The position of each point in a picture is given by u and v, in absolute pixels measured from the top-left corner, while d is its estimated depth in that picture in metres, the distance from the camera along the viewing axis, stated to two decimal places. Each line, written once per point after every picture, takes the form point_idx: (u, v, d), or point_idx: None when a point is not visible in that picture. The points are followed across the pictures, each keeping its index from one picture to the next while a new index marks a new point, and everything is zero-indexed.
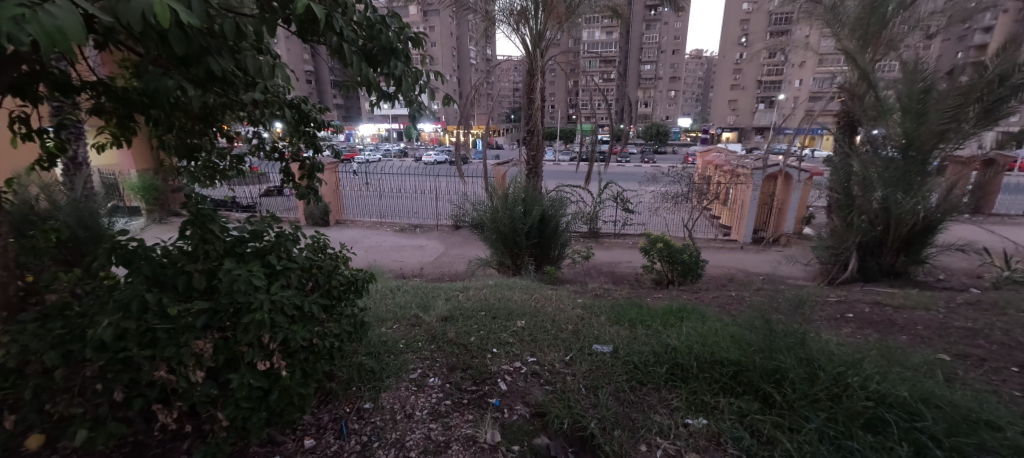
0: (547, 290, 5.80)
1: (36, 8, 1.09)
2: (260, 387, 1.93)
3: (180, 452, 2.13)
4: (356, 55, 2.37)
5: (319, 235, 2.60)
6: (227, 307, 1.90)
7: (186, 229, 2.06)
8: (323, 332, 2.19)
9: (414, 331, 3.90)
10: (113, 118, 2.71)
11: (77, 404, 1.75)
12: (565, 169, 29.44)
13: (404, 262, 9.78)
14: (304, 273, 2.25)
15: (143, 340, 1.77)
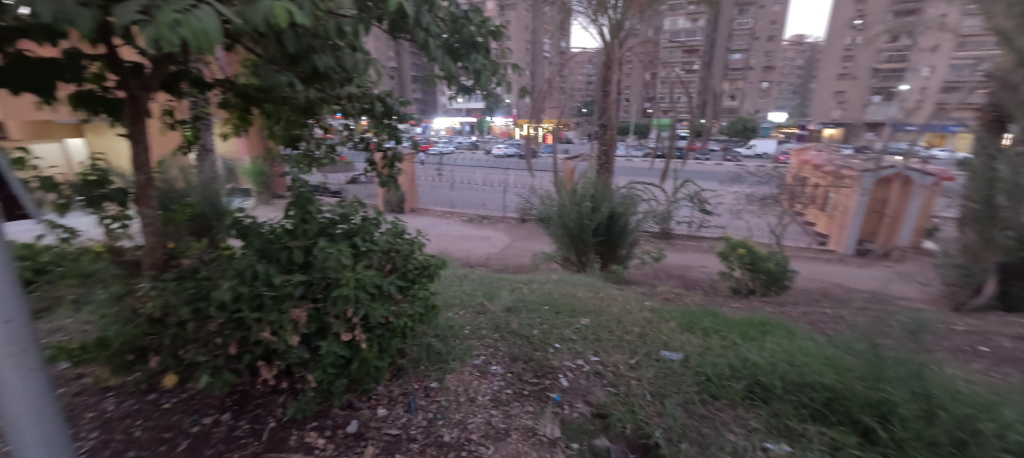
0: (612, 289, 5.64)
1: (186, 13, 1.25)
2: (344, 356, 2.11)
3: (276, 405, 2.40)
4: (439, 50, 2.48)
5: (399, 219, 2.75)
6: (320, 280, 2.10)
7: (291, 210, 2.35)
8: (399, 312, 2.33)
9: (479, 319, 4.02)
10: (235, 110, 3.11)
11: (202, 353, 2.07)
12: (638, 165, 28.24)
13: (472, 252, 10.07)
14: (384, 256, 2.41)
15: (253, 304, 2.02)
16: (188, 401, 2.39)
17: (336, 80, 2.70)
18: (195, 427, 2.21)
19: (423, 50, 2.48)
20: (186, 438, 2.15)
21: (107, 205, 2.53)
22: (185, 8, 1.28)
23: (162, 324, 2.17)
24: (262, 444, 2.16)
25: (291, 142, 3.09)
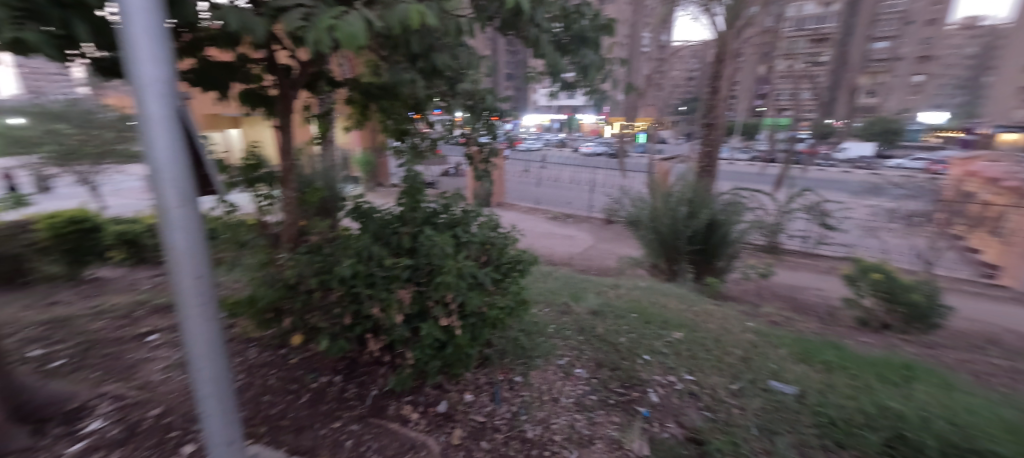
0: (708, 304, 5.20)
1: (340, 19, 1.40)
2: (441, 340, 2.22)
3: (378, 375, 2.62)
4: (548, 46, 2.47)
5: (494, 212, 2.80)
6: (424, 266, 2.24)
7: (402, 199, 2.58)
8: (492, 304, 2.39)
9: (563, 318, 3.98)
10: (356, 106, 3.43)
11: (325, 319, 2.34)
12: (744, 170, 25.66)
13: (556, 250, 10.03)
14: (481, 248, 2.48)
15: (367, 281, 2.21)
16: (308, 360, 2.73)
17: (447, 78, 2.85)
18: (313, 384, 2.52)
19: (534, 46, 2.53)
20: (306, 392, 2.45)
21: (259, 185, 3.02)
22: (339, 14, 1.44)
23: (293, 291, 2.49)
24: (365, 408, 2.38)
25: (399, 136, 3.31)
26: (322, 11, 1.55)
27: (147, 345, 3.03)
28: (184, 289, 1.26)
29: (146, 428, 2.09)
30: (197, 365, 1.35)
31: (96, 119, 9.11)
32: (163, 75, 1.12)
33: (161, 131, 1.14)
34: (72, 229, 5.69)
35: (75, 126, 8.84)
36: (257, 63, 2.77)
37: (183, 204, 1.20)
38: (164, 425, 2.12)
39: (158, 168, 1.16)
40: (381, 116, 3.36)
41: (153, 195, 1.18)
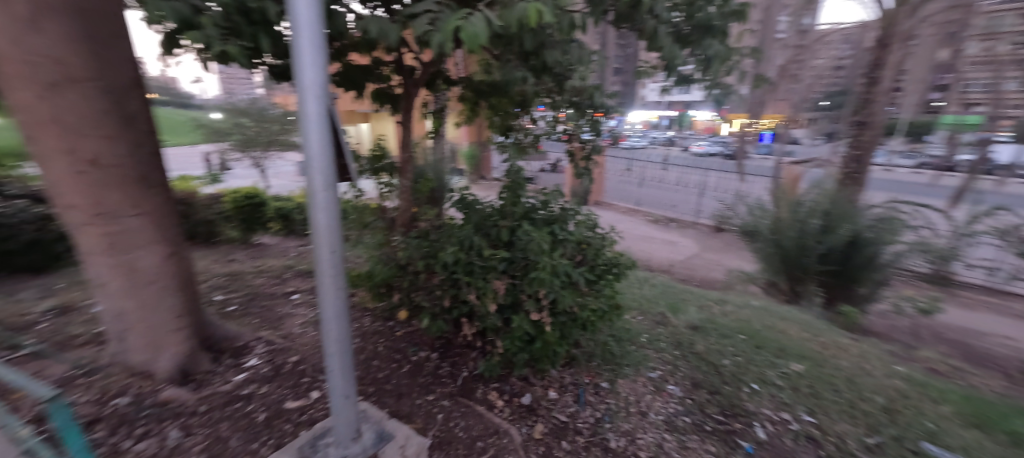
0: (839, 335, 4.47)
1: (465, 21, 1.46)
2: (531, 333, 2.25)
3: (469, 358, 2.76)
4: (667, 38, 2.33)
5: (593, 211, 2.72)
6: (520, 259, 2.28)
7: (503, 193, 2.62)
8: (584, 304, 2.34)
9: (659, 329, 3.78)
10: (467, 103, 3.61)
11: (427, 300, 2.53)
12: (902, 181, 21.33)
13: (654, 254, 9.55)
14: (578, 247, 2.44)
15: (466, 269, 2.33)
16: (410, 334, 2.99)
17: (556, 75, 2.85)
18: (413, 357, 2.74)
19: (651, 40, 2.42)
20: (407, 363, 2.68)
21: (382, 174, 3.39)
22: (464, 16, 1.52)
23: (403, 270, 2.74)
24: (456, 387, 2.52)
25: (504, 131, 3.43)
26: (446, 14, 1.66)
27: (290, 302, 3.61)
28: (322, 258, 1.48)
29: (285, 371, 2.47)
30: (325, 324, 1.58)
31: (265, 114, 11.03)
32: (318, 76, 1.32)
33: (314, 123, 1.35)
34: (245, 203, 7.00)
35: (251, 120, 10.82)
36: (387, 64, 3.09)
37: (326, 186, 1.42)
38: (298, 371, 2.48)
39: (310, 154, 1.38)
40: (489, 113, 3.49)
41: (304, 177, 1.41)
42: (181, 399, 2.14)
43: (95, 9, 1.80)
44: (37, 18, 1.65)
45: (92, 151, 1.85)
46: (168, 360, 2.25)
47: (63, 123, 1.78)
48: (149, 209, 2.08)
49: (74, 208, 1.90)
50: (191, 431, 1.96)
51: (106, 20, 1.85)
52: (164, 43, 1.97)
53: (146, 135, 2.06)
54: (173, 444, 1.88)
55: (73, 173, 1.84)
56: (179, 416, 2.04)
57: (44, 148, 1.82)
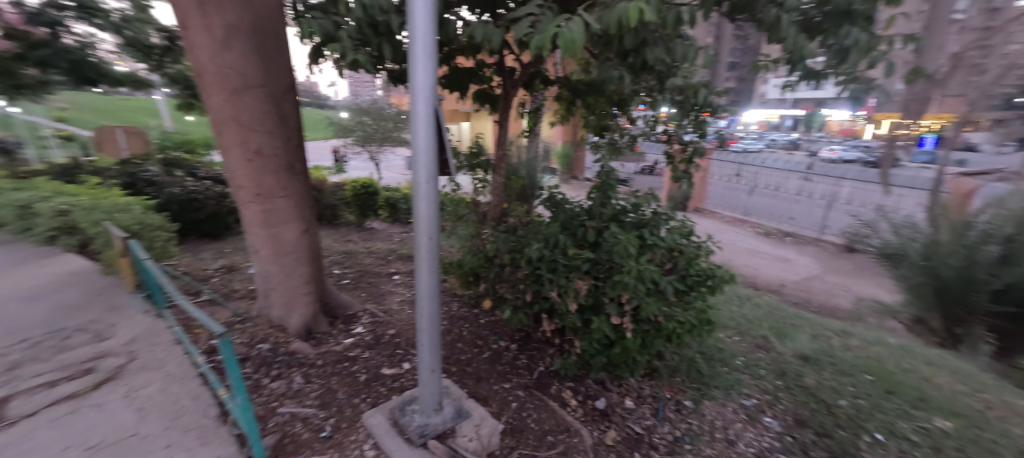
0: (1008, 391, 3.61)
1: (563, 26, 1.49)
2: (610, 337, 2.23)
3: (547, 354, 2.82)
4: (792, 26, 2.09)
5: (687, 217, 2.55)
6: (605, 262, 2.26)
7: (592, 193, 2.59)
8: (669, 315, 2.23)
9: (759, 354, 3.47)
10: (563, 103, 3.64)
11: (511, 292, 2.66)
12: None
13: (762, 272, 8.01)
14: (668, 254, 2.32)
15: (550, 266, 2.40)
16: (493, 323, 3.15)
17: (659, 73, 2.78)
18: (493, 345, 2.89)
19: (771, 30, 2.18)
20: (488, 350, 2.83)
21: (478, 170, 3.60)
22: (563, 20, 1.54)
23: (490, 262, 2.90)
24: (531, 380, 2.60)
25: (599, 131, 3.38)
26: (547, 19, 1.71)
27: (392, 281, 4.04)
28: (421, 243, 1.67)
29: (384, 341, 2.79)
30: (420, 302, 1.77)
31: (383, 113, 12.32)
32: (429, 81, 1.50)
33: (423, 123, 1.53)
34: (362, 191, 7.83)
35: (372, 118, 12.16)
36: (489, 66, 3.27)
37: (429, 179, 1.59)
38: (394, 343, 2.78)
39: (417, 150, 1.57)
40: (585, 112, 3.48)
41: (412, 170, 1.60)
42: (303, 352, 2.55)
43: (269, 28, 2.21)
44: (229, 39, 2.10)
45: (259, 143, 2.30)
46: (298, 318, 2.70)
47: (242, 120, 2.23)
48: (292, 192, 2.51)
49: (244, 188, 2.39)
50: (311, 379, 2.34)
51: (275, 38, 2.26)
52: (313, 54, 2.37)
53: (295, 131, 2.48)
54: (295, 388, 2.26)
55: (246, 160, 2.31)
56: (301, 366, 2.43)
57: (226, 140, 2.30)
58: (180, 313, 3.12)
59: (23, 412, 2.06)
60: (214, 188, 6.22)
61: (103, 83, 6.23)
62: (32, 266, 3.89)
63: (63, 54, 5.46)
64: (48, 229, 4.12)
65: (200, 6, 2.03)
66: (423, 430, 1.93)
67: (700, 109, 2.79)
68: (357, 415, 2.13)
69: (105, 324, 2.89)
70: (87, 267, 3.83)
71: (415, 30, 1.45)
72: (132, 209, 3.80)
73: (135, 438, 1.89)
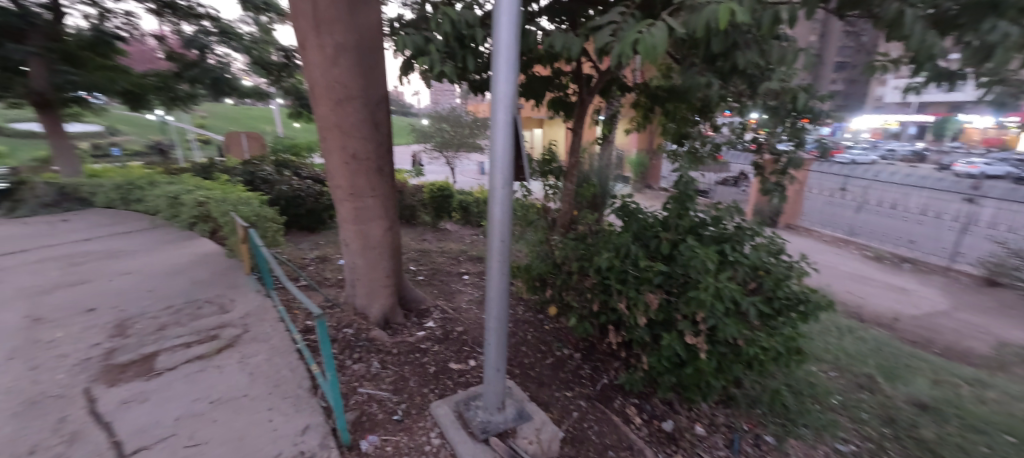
0: None
1: (647, 32, 1.47)
2: (681, 356, 2.12)
3: (612, 368, 2.76)
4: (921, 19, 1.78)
5: (776, 234, 2.34)
6: (679, 276, 2.17)
7: (668, 203, 2.48)
8: (750, 339, 2.06)
9: (861, 393, 3.05)
10: (641, 110, 3.56)
11: (578, 300, 2.65)
12: None
13: (874, 300, 5.97)
14: (752, 273, 2.14)
15: (620, 277, 2.35)
16: (558, 330, 3.16)
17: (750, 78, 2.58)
18: (557, 352, 2.89)
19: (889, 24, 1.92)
20: (551, 356, 2.84)
21: (549, 176, 3.65)
22: (646, 26, 1.52)
23: (557, 269, 2.92)
24: (594, 391, 2.55)
25: (678, 139, 3.31)
26: (628, 25, 1.70)
27: (462, 280, 4.22)
28: (493, 246, 1.75)
29: (452, 337, 2.92)
30: (489, 303, 1.85)
31: (461, 120, 12.90)
32: (510, 91, 1.57)
33: (502, 131, 1.61)
34: (438, 194, 8.40)
35: (450, 125, 12.79)
36: (566, 74, 3.31)
37: (504, 184, 1.67)
38: (461, 340, 2.90)
39: (495, 157, 1.65)
40: (664, 119, 3.40)
41: (489, 175, 1.69)
42: (381, 340, 2.76)
43: (371, 46, 2.45)
44: (337, 56, 2.36)
45: (356, 148, 2.55)
46: (378, 308, 2.93)
47: (343, 128, 2.50)
48: (380, 192, 2.74)
49: (340, 187, 2.67)
50: (387, 365, 2.53)
51: (375, 54, 2.49)
52: (404, 66, 2.55)
53: (386, 138, 2.70)
54: (373, 372, 2.45)
55: (344, 163, 2.58)
56: (378, 352, 2.64)
57: (328, 145, 2.58)
58: (284, 294, 3.54)
59: (168, 365, 2.53)
60: (314, 187, 6.97)
61: (234, 94, 8.16)
62: (176, 247, 4.68)
63: (208, 73, 7.60)
64: (188, 217, 4.93)
65: (315, 29, 2.31)
66: (485, 426, 2.00)
67: (796, 113, 2.48)
68: (425, 403, 2.26)
69: (227, 299, 3.39)
70: (215, 250, 4.51)
71: (499, 43, 1.54)
72: (251, 202, 4.42)
73: (245, 399, 2.22)
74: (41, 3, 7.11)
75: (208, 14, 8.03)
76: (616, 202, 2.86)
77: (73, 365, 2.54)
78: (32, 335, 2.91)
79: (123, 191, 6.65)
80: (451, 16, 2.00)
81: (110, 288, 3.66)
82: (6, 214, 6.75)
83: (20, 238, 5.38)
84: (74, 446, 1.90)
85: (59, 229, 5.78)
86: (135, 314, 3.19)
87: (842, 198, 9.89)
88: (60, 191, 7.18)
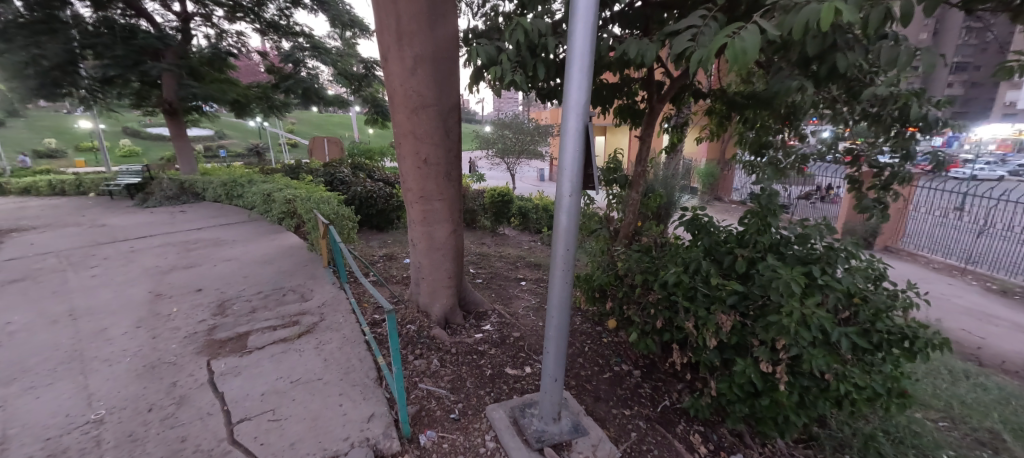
0: None
1: (736, 35, 1.37)
2: (756, 385, 1.95)
3: (675, 390, 2.61)
4: None
5: (876, 257, 2.08)
6: (757, 298, 2.00)
7: (746, 218, 2.29)
8: (841, 374, 1.84)
9: (984, 450, 2.56)
10: (716, 116, 3.32)
11: (641, 315, 2.54)
12: None
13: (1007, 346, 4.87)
14: (845, 300, 1.91)
15: (688, 294, 2.23)
16: (617, 344, 3.05)
17: (848, 83, 2.32)
18: (615, 367, 2.79)
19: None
20: (609, 371, 2.75)
21: (613, 185, 3.46)
22: (735, 29, 1.42)
23: (619, 281, 2.82)
24: (654, 412, 2.42)
25: (758, 150, 3.06)
26: (712, 29, 1.61)
27: (519, 286, 4.22)
28: (557, 254, 1.75)
29: (509, 342, 2.93)
30: (550, 311, 1.84)
31: (523, 127, 13.03)
32: (582, 99, 1.57)
33: (573, 139, 1.61)
34: (499, 200, 8.49)
35: (512, 132, 12.96)
36: (636, 80, 3.21)
37: (572, 192, 1.66)
38: (518, 345, 2.90)
39: (564, 166, 1.65)
40: (742, 127, 3.17)
41: (557, 184, 1.69)
42: (441, 338, 2.84)
43: (446, 56, 2.56)
44: (416, 66, 2.49)
45: (427, 154, 2.67)
46: (439, 308, 3.03)
47: (417, 134, 2.63)
48: (448, 196, 2.84)
49: (411, 190, 2.80)
50: (445, 364, 2.60)
51: (451, 64, 2.60)
52: (476, 75, 2.62)
53: (456, 144, 2.79)
54: (433, 369, 2.54)
55: (415, 168, 2.71)
56: (438, 350, 2.72)
57: (402, 150, 2.73)
58: (355, 288, 3.77)
59: (257, 344, 2.80)
60: (385, 189, 7.37)
61: (320, 102, 8.93)
62: (267, 239, 5.20)
63: (300, 84, 8.41)
64: (279, 213, 5.47)
65: (398, 41, 2.46)
66: (540, 436, 1.98)
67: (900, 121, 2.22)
68: (481, 405, 2.29)
69: (307, 288, 3.69)
70: (299, 243, 4.93)
71: (575, 52, 1.54)
72: (330, 201, 4.79)
73: (320, 382, 2.39)
74: (175, 26, 8.37)
75: (302, 31, 8.94)
76: (684, 214, 2.65)
77: (183, 337, 2.92)
78: (154, 308, 3.38)
79: (228, 187, 7.53)
80: (524, 26, 2.03)
81: (214, 272, 4.16)
82: (139, 205, 7.94)
83: (149, 225, 6.30)
84: (182, 408, 2.18)
85: (177, 218, 6.68)
86: (233, 296, 3.59)
87: (958, 219, 7.88)
88: (180, 187, 8.32)
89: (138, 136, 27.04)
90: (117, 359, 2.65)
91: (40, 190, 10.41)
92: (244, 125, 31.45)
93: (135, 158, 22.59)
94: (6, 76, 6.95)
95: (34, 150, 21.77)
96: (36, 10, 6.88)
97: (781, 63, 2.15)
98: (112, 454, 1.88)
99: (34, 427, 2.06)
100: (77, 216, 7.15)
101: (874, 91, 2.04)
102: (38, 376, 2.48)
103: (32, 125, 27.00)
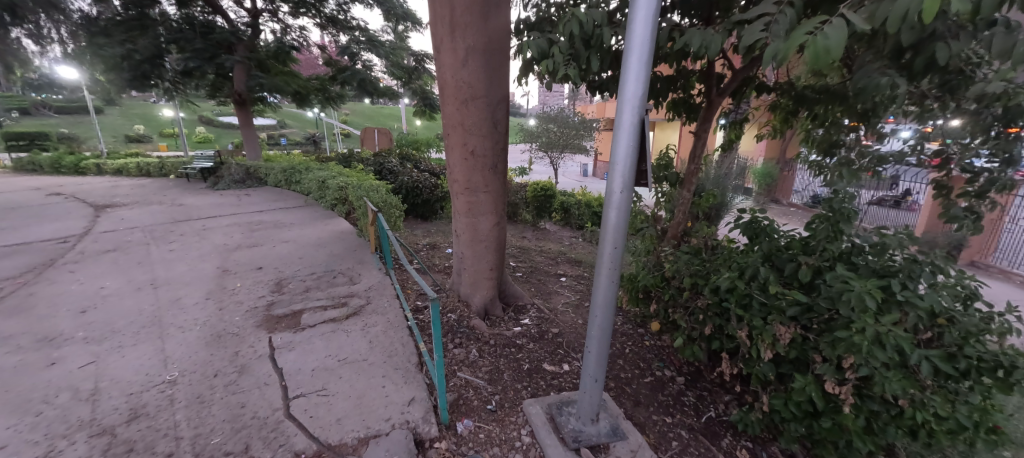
0: None
1: (822, 27, 1.24)
2: (817, 404, 1.80)
3: (721, 401, 2.48)
4: None
5: (968, 274, 1.83)
6: (822, 311, 1.85)
7: (814, 223, 2.10)
8: (919, 401, 1.65)
9: None
10: (781, 112, 3.03)
11: (688, 319, 2.43)
12: None
13: None
14: (928, 319, 1.71)
15: (741, 302, 2.11)
16: (660, 348, 2.94)
17: (946, 78, 2.05)
18: (657, 372, 2.69)
19: None
20: (650, 375, 2.65)
21: (663, 183, 3.24)
22: (819, 22, 1.28)
23: (665, 283, 2.70)
24: (699, 423, 2.30)
25: (828, 149, 2.80)
26: (788, 16, 1.47)
27: (559, 282, 4.17)
28: (604, 252, 1.70)
29: (548, 338, 2.89)
30: (595, 309, 1.78)
31: (569, 121, 12.82)
32: (639, 90, 1.50)
33: (627, 132, 1.54)
34: (541, 193, 8.42)
35: (557, 125, 12.80)
36: (693, 72, 3.00)
37: (623, 188, 1.60)
38: (556, 342, 2.85)
39: (617, 160, 1.59)
40: (809, 124, 2.90)
41: (607, 179, 1.64)
42: (480, 329, 2.87)
43: (497, 47, 2.53)
44: (467, 57, 2.50)
45: (474, 145, 2.68)
46: (480, 298, 3.05)
47: (466, 126, 2.63)
48: (494, 188, 2.83)
49: (457, 181, 2.83)
50: (483, 355, 2.62)
51: (502, 55, 2.57)
52: (526, 62, 2.54)
53: (504, 136, 2.77)
54: (471, 359, 2.57)
55: (462, 159, 2.73)
56: (476, 341, 2.74)
57: (451, 141, 2.75)
58: (399, 274, 3.88)
59: (310, 323, 2.95)
60: (431, 180, 7.49)
61: (373, 94, 9.22)
62: (321, 224, 5.46)
63: (355, 75, 8.79)
64: (332, 199, 5.73)
65: (450, 33, 2.47)
66: (577, 436, 1.95)
67: (1004, 121, 1.95)
68: (518, 399, 2.28)
69: (355, 272, 3.84)
70: (348, 229, 5.14)
71: (633, 43, 1.47)
72: (380, 190, 4.95)
73: (366, 363, 2.48)
74: (246, 22, 8.94)
75: (358, 25, 9.25)
76: (741, 216, 2.45)
77: (246, 311, 3.13)
78: (222, 282, 3.65)
79: (287, 174, 7.98)
80: (579, 16, 1.95)
81: (274, 252, 4.42)
82: (211, 187, 8.65)
83: (218, 206, 6.83)
84: (243, 377, 2.33)
85: (243, 201, 7.18)
86: (290, 276, 3.81)
87: None
88: (246, 172, 8.95)
89: (212, 124, 29.52)
90: (189, 327, 2.89)
91: (129, 171, 11.56)
92: (303, 115, 33.35)
93: (209, 145, 24.67)
94: (104, 68, 7.73)
95: (126, 136, 24.24)
96: (132, 8, 7.78)
97: (867, 54, 1.94)
98: (183, 414, 2.05)
99: (120, 383, 2.28)
100: (159, 196, 7.86)
101: (981, 86, 1.77)
102: (124, 337, 2.76)
103: (125, 112, 30.09)
